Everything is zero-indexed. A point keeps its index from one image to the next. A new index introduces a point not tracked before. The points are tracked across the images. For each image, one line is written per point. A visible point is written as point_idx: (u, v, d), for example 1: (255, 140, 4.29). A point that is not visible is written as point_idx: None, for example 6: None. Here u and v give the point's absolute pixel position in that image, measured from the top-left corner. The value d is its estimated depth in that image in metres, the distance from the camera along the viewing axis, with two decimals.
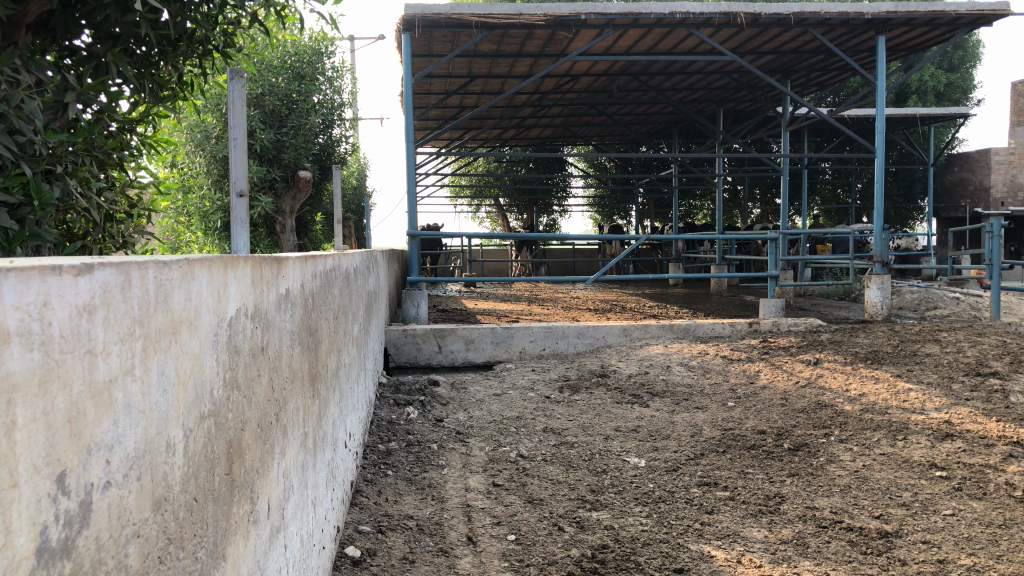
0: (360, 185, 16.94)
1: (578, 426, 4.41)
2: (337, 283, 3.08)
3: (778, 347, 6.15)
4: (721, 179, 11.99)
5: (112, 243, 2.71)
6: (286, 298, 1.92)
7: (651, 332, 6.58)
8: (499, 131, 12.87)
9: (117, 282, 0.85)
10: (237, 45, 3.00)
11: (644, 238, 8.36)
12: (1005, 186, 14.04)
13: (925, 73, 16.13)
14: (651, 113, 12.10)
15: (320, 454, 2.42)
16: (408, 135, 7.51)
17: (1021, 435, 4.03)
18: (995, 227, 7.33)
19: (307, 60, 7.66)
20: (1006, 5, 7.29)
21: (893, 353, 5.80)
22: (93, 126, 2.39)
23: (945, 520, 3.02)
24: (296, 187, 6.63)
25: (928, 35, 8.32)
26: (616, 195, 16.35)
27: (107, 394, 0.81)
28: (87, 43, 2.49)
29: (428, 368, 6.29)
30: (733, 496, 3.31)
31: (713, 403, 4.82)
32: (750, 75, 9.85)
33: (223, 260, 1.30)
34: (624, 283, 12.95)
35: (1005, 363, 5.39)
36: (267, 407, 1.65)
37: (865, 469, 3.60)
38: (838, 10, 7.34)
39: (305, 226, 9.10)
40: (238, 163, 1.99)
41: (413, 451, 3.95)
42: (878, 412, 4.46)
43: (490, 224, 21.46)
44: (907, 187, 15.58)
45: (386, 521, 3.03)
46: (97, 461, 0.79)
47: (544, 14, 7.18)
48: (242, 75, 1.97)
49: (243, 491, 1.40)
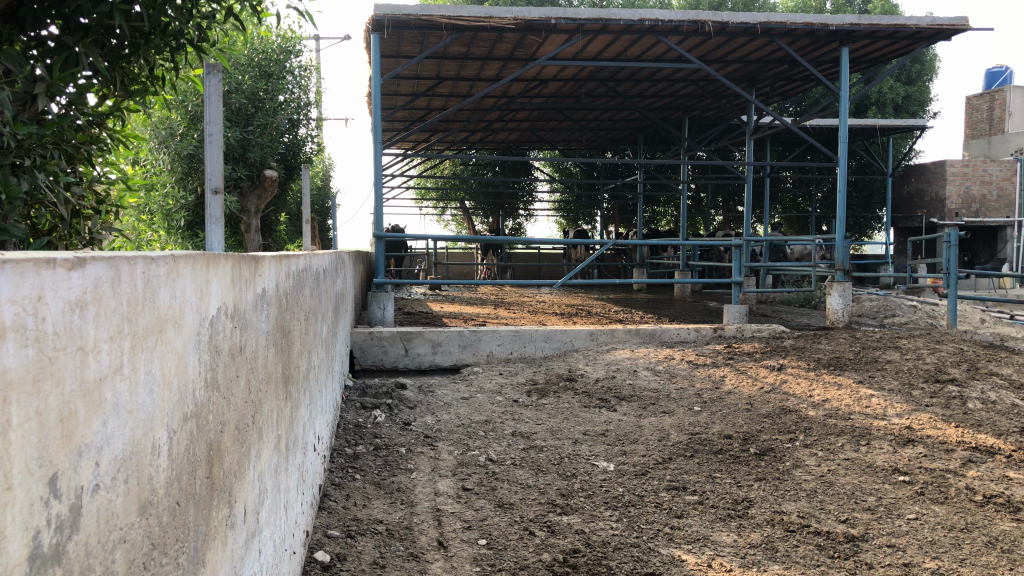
0: (325, 186, 16.81)
1: (546, 430, 4.41)
2: (308, 283, 3.05)
3: (742, 352, 6.22)
4: (686, 187, 11.89)
5: (78, 240, 2.59)
6: (262, 298, 1.88)
7: (618, 337, 6.62)
8: (467, 133, 12.86)
9: (107, 276, 0.82)
10: (210, 40, 2.92)
11: (609, 243, 8.21)
12: (959, 198, 14.36)
13: (884, 86, 16.45)
14: (618, 120, 12.19)
15: (291, 457, 2.38)
16: (375, 137, 7.46)
17: (980, 441, 4.11)
18: (952, 237, 7.48)
19: (275, 58, 7.57)
20: (965, 21, 7.45)
21: (855, 359, 5.89)
22: (64, 119, 2.31)
23: (909, 524, 3.05)
24: (261, 186, 6.54)
25: (888, 48, 8.47)
26: (581, 201, 16.45)
27: (98, 392, 0.78)
28: (54, 33, 2.40)
29: (394, 372, 6.22)
30: (702, 500, 3.32)
31: (680, 408, 4.85)
32: (715, 83, 9.99)
33: (205, 257, 1.27)
34: (588, 290, 13.01)
35: (962, 370, 5.50)
36: (245, 410, 1.61)
37: (830, 474, 3.64)
38: (803, 21, 7.46)
39: (269, 226, 9.00)
40: (213, 159, 1.95)
41: (380, 454, 3.91)
42: (841, 418, 4.53)
43: (454, 227, 21.46)
44: (866, 197, 16.02)
45: (356, 525, 2.99)
46: (87, 463, 0.75)
47: (514, 18, 7.18)
48: (219, 70, 1.93)
49: (222, 495, 1.36)
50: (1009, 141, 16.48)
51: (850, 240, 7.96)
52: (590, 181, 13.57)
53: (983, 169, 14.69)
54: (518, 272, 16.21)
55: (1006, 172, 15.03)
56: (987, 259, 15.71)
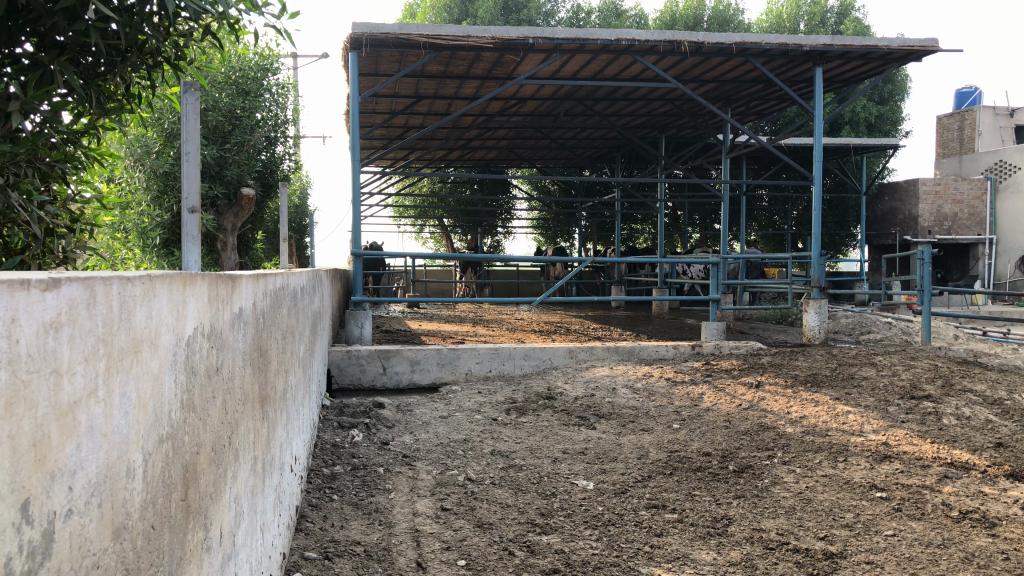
0: (302, 204, 16.74)
1: (525, 449, 4.39)
2: (285, 302, 3.03)
3: (721, 369, 6.25)
4: (663, 205, 11.95)
5: (52, 259, 2.54)
6: (238, 317, 1.85)
7: (597, 354, 6.63)
8: (445, 151, 12.88)
9: (83, 297, 0.80)
10: (188, 58, 2.89)
11: (587, 260, 8.22)
12: (932, 215, 14.56)
13: (857, 105, 16.68)
14: (595, 138, 12.26)
15: (268, 478, 2.36)
16: (353, 155, 7.44)
17: (955, 457, 4.15)
18: (925, 254, 7.57)
19: (252, 76, 7.55)
20: (935, 42, 7.59)
21: (832, 375, 5.94)
22: (38, 138, 2.28)
23: (887, 540, 3.07)
24: (239, 206, 6.50)
25: (861, 69, 8.61)
26: (559, 219, 16.51)
27: (71, 416, 0.77)
28: (29, 50, 2.35)
29: (372, 391, 6.17)
30: (681, 518, 3.32)
31: (658, 425, 4.85)
32: (691, 103, 10.09)
33: (182, 276, 1.25)
34: (566, 308, 13.03)
35: (936, 386, 5.55)
36: (221, 430, 1.59)
37: (808, 491, 3.65)
38: (777, 42, 7.56)
39: (246, 244, 8.93)
40: (190, 178, 1.93)
41: (358, 475, 3.88)
42: (819, 434, 4.55)
43: (432, 244, 21.45)
44: (840, 215, 16.22)
45: (333, 547, 2.95)
46: (60, 488, 0.74)
47: (493, 37, 7.22)
48: (196, 88, 1.92)
49: (197, 518, 1.34)
50: (979, 160, 16.75)
51: (825, 258, 8.03)
52: (568, 199, 13.62)
53: (954, 187, 14.91)
54: (496, 290, 16.19)
55: (976, 191, 15.30)
56: (959, 276, 15.91)
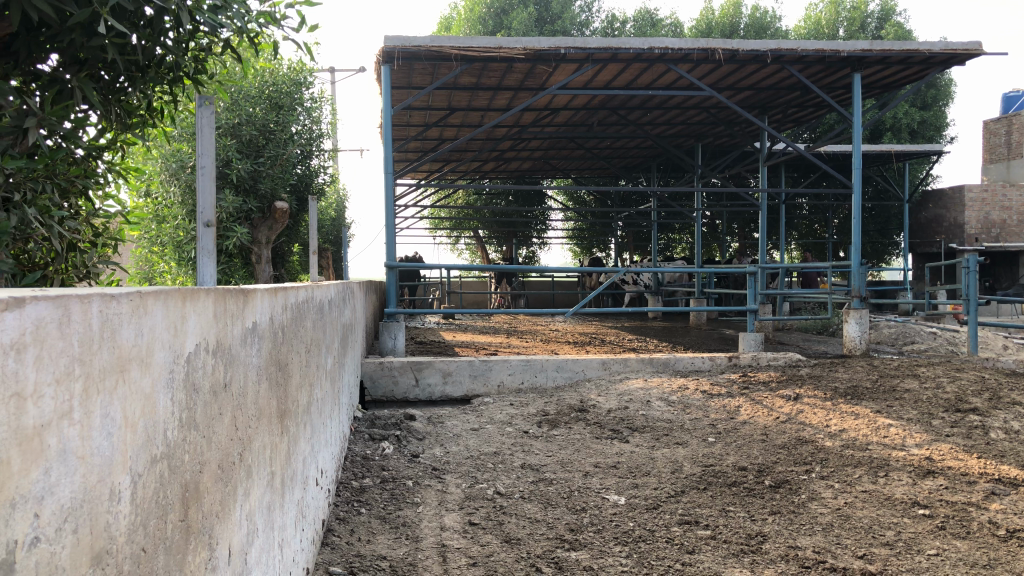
0: (339, 216, 16.87)
1: (556, 462, 4.34)
2: (309, 314, 3.02)
3: (758, 382, 6.11)
4: (700, 214, 11.78)
5: (75, 273, 2.56)
6: (252, 331, 1.83)
7: (631, 366, 6.55)
8: (480, 162, 12.88)
9: (53, 316, 0.78)
10: (209, 72, 2.89)
11: (623, 270, 8.11)
12: (978, 223, 14.21)
13: (899, 111, 16.37)
14: (629, 148, 12.17)
15: (288, 493, 2.33)
16: (387, 167, 7.43)
17: (1003, 472, 4.00)
18: (970, 263, 7.34)
19: (286, 91, 7.63)
20: (979, 45, 7.39)
21: (873, 388, 5.77)
22: (55, 153, 2.28)
23: (930, 560, 2.95)
24: (272, 220, 6.50)
25: (902, 74, 8.41)
26: (595, 228, 16.42)
27: (37, 440, 0.74)
28: (51, 67, 2.37)
29: (404, 403, 6.16)
30: (714, 534, 3.23)
31: (693, 438, 4.76)
32: (727, 111, 9.97)
33: (181, 292, 1.23)
34: (602, 318, 12.93)
35: (984, 399, 5.37)
36: (231, 447, 1.57)
37: (846, 507, 3.54)
38: (815, 47, 7.43)
39: (282, 257, 9.02)
40: (206, 192, 1.92)
41: (387, 488, 3.86)
42: (859, 448, 4.42)
43: (468, 255, 21.48)
44: (882, 223, 15.96)
45: (358, 562, 2.92)
46: (23, 516, 0.71)
47: (524, 48, 7.17)
48: (211, 101, 1.90)
49: (200, 538, 1.31)
50: None
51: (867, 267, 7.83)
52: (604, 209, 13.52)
53: (1002, 195, 14.54)
54: (532, 301, 16.15)
55: None
56: (1008, 285, 15.48)
